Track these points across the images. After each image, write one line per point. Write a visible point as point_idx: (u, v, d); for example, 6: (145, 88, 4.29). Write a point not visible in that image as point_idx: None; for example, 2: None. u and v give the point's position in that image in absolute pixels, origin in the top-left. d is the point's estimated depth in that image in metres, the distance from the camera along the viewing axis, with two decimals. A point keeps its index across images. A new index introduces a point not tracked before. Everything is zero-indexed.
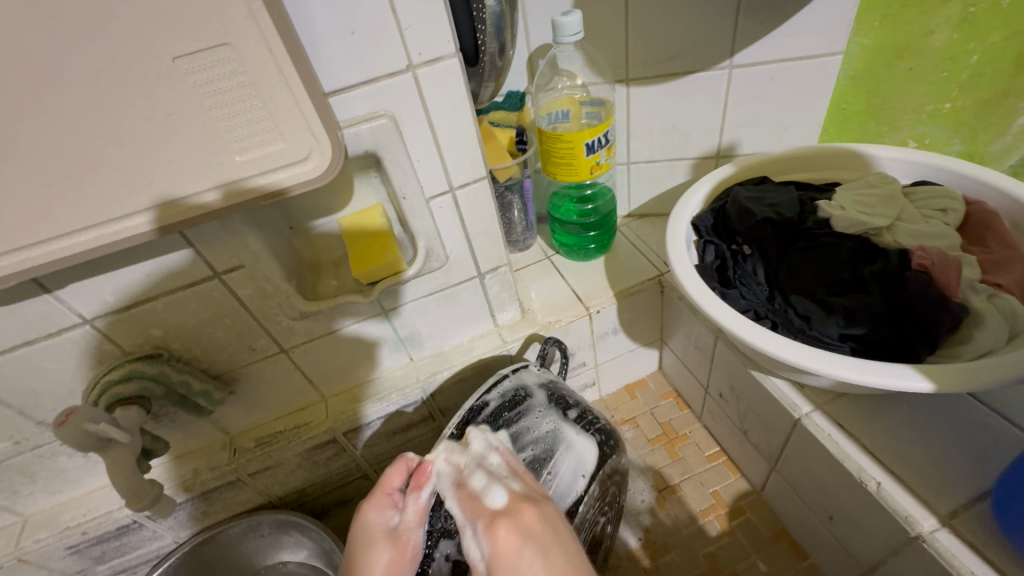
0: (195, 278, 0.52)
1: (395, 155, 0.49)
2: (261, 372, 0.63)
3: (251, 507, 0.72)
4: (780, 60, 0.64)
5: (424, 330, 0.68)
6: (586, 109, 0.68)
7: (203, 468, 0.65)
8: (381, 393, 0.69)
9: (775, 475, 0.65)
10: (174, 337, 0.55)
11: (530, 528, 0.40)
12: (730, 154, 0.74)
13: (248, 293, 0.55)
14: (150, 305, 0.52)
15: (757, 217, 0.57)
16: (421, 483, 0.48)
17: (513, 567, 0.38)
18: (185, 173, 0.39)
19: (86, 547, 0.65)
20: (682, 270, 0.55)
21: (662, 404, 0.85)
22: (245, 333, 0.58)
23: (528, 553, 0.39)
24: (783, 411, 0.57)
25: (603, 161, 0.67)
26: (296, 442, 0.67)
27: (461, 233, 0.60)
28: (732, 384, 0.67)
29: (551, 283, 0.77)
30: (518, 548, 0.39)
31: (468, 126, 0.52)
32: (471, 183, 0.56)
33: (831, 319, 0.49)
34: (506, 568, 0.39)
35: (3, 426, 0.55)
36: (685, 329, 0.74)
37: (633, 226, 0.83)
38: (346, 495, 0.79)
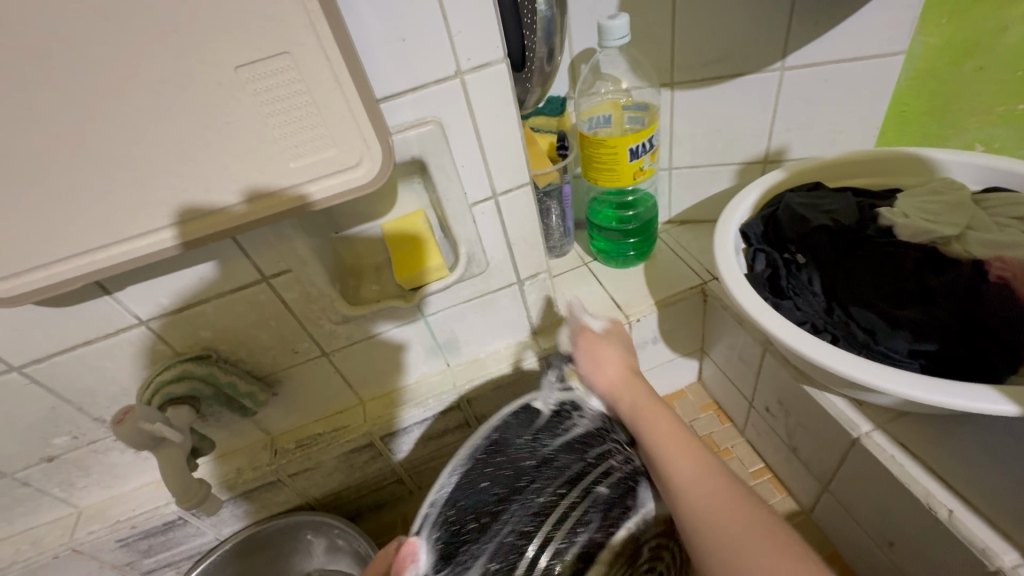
0: (244, 282, 0.53)
1: (441, 161, 0.49)
2: (303, 375, 0.64)
3: (290, 507, 0.74)
4: (835, 60, 0.61)
5: (462, 336, 0.68)
6: (628, 114, 0.66)
7: (246, 468, 0.67)
8: (418, 397, 0.69)
9: (828, 495, 0.62)
10: (222, 339, 0.57)
11: (607, 346, 0.58)
12: (778, 159, 0.71)
13: (294, 296, 0.55)
14: (202, 307, 0.53)
15: (811, 224, 0.55)
16: (403, 569, 0.47)
17: (598, 358, 0.57)
18: (240, 178, 0.40)
19: (134, 541, 0.67)
20: (733, 280, 0.53)
21: (702, 417, 0.82)
22: (289, 336, 0.59)
23: (603, 357, 0.57)
24: (840, 429, 0.54)
25: (647, 167, 0.65)
26: (334, 445, 0.67)
27: (502, 239, 0.59)
28: (781, 399, 0.64)
29: (589, 290, 0.76)
30: (599, 347, 0.58)
31: (513, 132, 0.51)
32: (514, 189, 0.55)
33: (897, 333, 0.46)
34: (604, 365, 0.56)
35: (62, 421, 0.57)
36: (729, 339, 0.71)
37: (674, 232, 0.81)
38: (380, 498, 0.79)
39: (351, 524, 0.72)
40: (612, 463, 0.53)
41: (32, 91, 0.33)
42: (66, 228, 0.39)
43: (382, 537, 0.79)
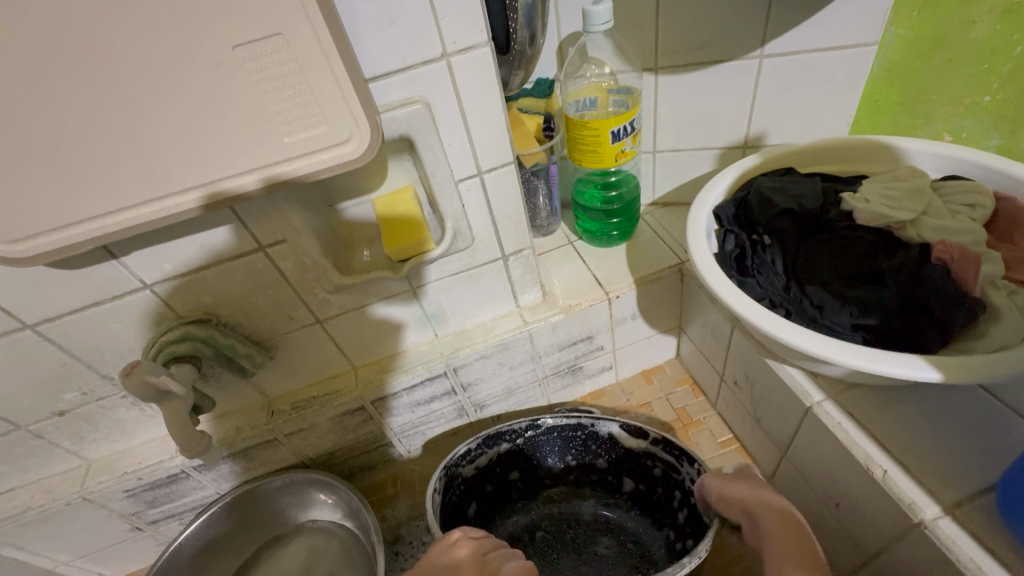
0: (242, 251, 0.56)
1: (429, 139, 0.52)
2: (298, 341, 0.67)
3: (289, 464, 0.79)
4: (812, 49, 0.64)
5: (449, 308, 0.72)
6: (614, 97, 0.69)
7: (244, 427, 0.71)
8: (407, 365, 0.73)
9: (785, 462, 0.66)
10: (222, 304, 0.60)
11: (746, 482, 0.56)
12: (757, 144, 0.74)
13: (289, 266, 0.59)
14: (202, 274, 0.57)
15: (777, 208, 0.58)
16: None
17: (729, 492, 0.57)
18: (238, 150, 0.43)
19: (140, 491, 0.71)
20: (702, 260, 0.57)
21: (677, 391, 0.87)
22: (285, 304, 0.62)
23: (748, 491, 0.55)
24: (795, 399, 0.58)
25: (629, 149, 0.68)
26: (328, 407, 0.72)
27: (488, 216, 0.63)
28: (747, 372, 0.68)
29: (573, 267, 0.79)
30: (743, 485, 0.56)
31: (496, 114, 0.54)
32: (498, 168, 0.58)
33: (843, 308, 0.50)
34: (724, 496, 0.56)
35: (73, 377, 0.61)
36: (703, 317, 0.75)
37: (657, 214, 0.84)
38: (371, 460, 0.84)
39: (341, 483, 0.77)
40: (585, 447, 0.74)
41: (47, 65, 0.36)
42: (77, 195, 0.42)
43: (373, 496, 0.84)
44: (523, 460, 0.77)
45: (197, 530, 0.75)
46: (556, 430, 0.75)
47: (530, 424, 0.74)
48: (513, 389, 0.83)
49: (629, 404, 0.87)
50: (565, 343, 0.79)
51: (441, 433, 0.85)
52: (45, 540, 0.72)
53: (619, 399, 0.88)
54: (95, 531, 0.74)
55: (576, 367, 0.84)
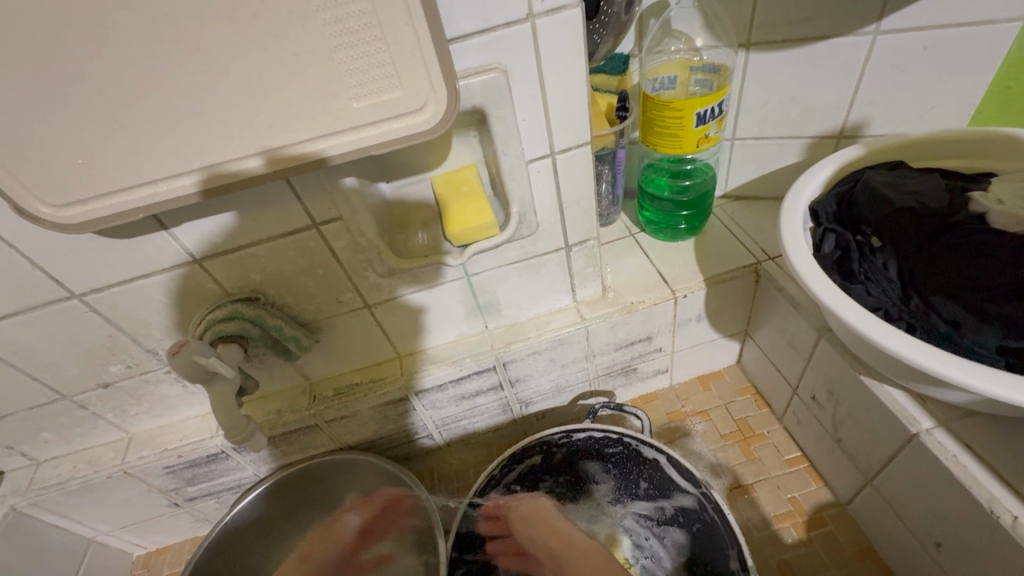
0: (295, 227, 0.53)
1: (504, 111, 0.47)
2: (345, 325, 0.64)
3: (326, 450, 0.76)
4: (939, 26, 0.56)
5: (503, 299, 0.67)
6: (697, 76, 0.63)
7: (285, 411, 0.68)
8: (455, 357, 0.69)
9: (870, 489, 0.60)
10: (271, 283, 0.57)
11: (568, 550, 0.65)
12: (855, 135, 0.66)
13: (342, 245, 0.55)
14: (253, 250, 0.53)
15: (893, 204, 0.51)
16: None
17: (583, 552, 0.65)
18: (304, 114, 0.39)
19: (180, 469, 0.70)
20: (798, 258, 0.51)
21: (738, 400, 0.80)
22: (335, 285, 0.59)
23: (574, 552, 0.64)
24: (896, 423, 0.51)
25: (712, 134, 0.61)
26: (371, 396, 0.69)
27: (556, 201, 0.57)
28: (831, 388, 0.61)
29: (635, 261, 0.74)
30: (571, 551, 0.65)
31: (579, 87, 0.48)
32: (573, 148, 0.53)
33: (986, 327, 0.43)
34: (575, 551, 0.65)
35: (118, 350, 0.59)
36: (778, 322, 0.69)
37: (729, 207, 0.77)
38: (409, 452, 0.81)
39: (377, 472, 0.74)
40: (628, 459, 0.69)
41: (106, 9, 0.32)
42: (132, 158, 0.38)
43: None
44: (561, 466, 0.72)
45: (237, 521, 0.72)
46: (593, 439, 0.69)
47: (565, 433, 0.69)
48: (562, 388, 0.78)
49: (684, 410, 0.81)
50: (622, 343, 0.73)
51: (483, 428, 0.81)
52: (87, 510, 0.71)
53: (672, 404, 0.82)
54: (134, 504, 0.73)
55: (630, 368, 0.78)
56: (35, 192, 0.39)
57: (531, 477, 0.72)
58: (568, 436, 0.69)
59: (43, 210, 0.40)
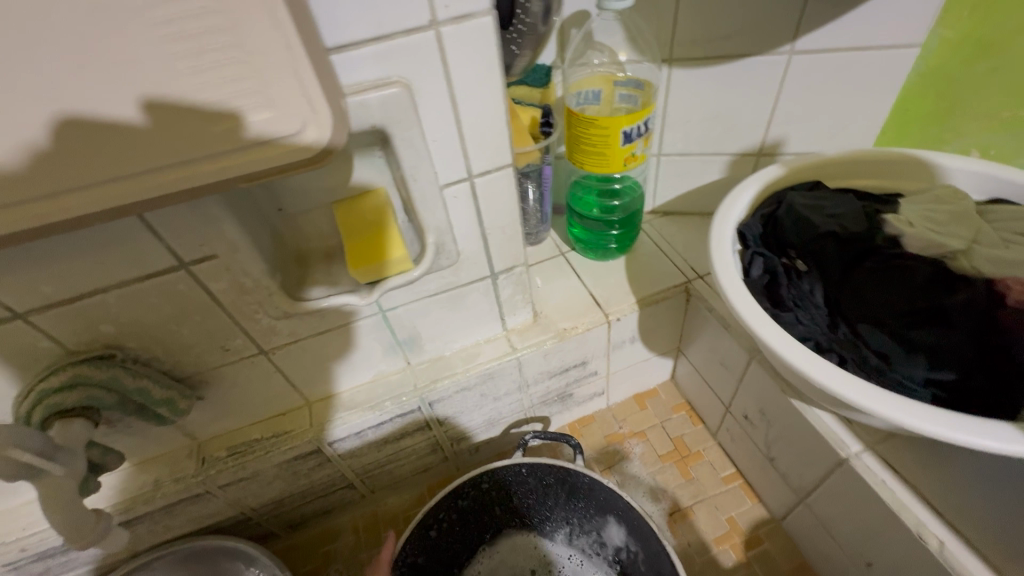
0: (156, 269, 0.43)
1: (409, 131, 0.40)
2: (236, 375, 0.54)
3: (220, 520, 0.64)
4: (847, 49, 0.56)
5: (426, 333, 0.61)
6: (620, 91, 0.60)
7: (166, 480, 0.57)
8: (373, 401, 0.61)
9: (803, 508, 0.60)
10: (131, 336, 0.46)
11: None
12: (774, 153, 0.67)
13: (222, 287, 0.46)
14: (100, 297, 0.43)
15: (818, 230, 0.50)
16: None
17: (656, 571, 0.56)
18: (136, 139, 0.29)
19: (25, 565, 0.56)
20: (730, 286, 0.49)
21: (674, 418, 0.79)
22: (217, 332, 0.49)
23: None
24: (827, 448, 0.51)
25: (639, 153, 0.59)
26: (275, 452, 0.59)
27: (477, 227, 0.52)
28: (762, 409, 0.61)
29: (566, 283, 0.70)
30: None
31: (495, 104, 0.43)
32: (493, 171, 0.48)
33: (913, 358, 0.42)
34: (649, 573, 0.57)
35: None
36: (709, 341, 0.68)
37: (657, 223, 0.76)
38: (327, 505, 0.72)
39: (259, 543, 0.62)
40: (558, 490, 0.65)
41: None
42: None
43: (329, 546, 0.72)
44: (488, 503, 0.67)
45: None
46: (523, 474, 0.64)
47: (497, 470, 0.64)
48: (495, 420, 0.72)
49: (622, 432, 0.79)
50: (557, 370, 0.69)
51: (411, 471, 0.73)
52: None
53: (610, 426, 0.80)
54: None
55: (566, 394, 0.75)
56: None
57: (459, 520, 0.65)
58: (498, 472, 0.64)
59: None
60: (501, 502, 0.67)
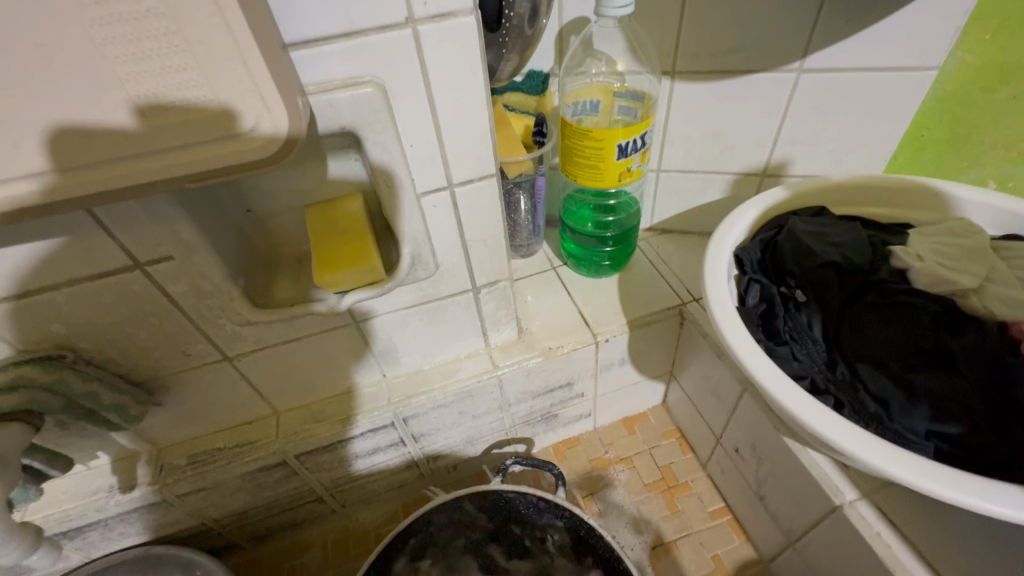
0: (108, 268, 0.40)
1: (382, 135, 0.38)
2: (198, 381, 0.52)
3: (178, 530, 0.61)
4: (859, 68, 0.53)
5: (403, 346, 0.58)
6: (620, 102, 0.57)
7: (121, 487, 0.54)
8: (344, 414, 0.58)
9: (793, 553, 0.57)
10: (83, 336, 0.44)
11: None
12: (778, 174, 0.64)
13: (181, 290, 0.43)
14: (48, 295, 0.40)
15: (819, 258, 0.47)
16: None
17: None
18: (65, 130, 0.27)
19: None
20: (723, 316, 0.45)
21: (663, 445, 0.76)
22: (177, 336, 0.47)
23: None
24: (820, 492, 0.48)
25: (635, 168, 0.56)
26: (237, 463, 0.56)
27: (458, 238, 0.49)
28: (754, 444, 0.58)
29: (554, 300, 0.67)
30: None
31: (478, 110, 0.40)
32: (475, 181, 0.45)
33: (915, 409, 0.39)
34: None
35: None
36: (702, 368, 0.64)
37: (654, 241, 0.73)
38: (294, 519, 0.68)
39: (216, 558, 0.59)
40: (534, 519, 0.62)
41: None
42: None
43: (294, 561, 0.69)
44: (460, 527, 0.64)
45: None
46: (499, 498, 0.62)
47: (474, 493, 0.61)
48: (475, 439, 0.69)
49: (607, 457, 0.75)
50: (540, 390, 0.66)
51: (384, 487, 0.70)
52: None
53: (596, 450, 0.76)
54: None
55: (551, 414, 0.72)
56: None
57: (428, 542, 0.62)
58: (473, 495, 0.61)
59: None
60: (474, 527, 0.64)
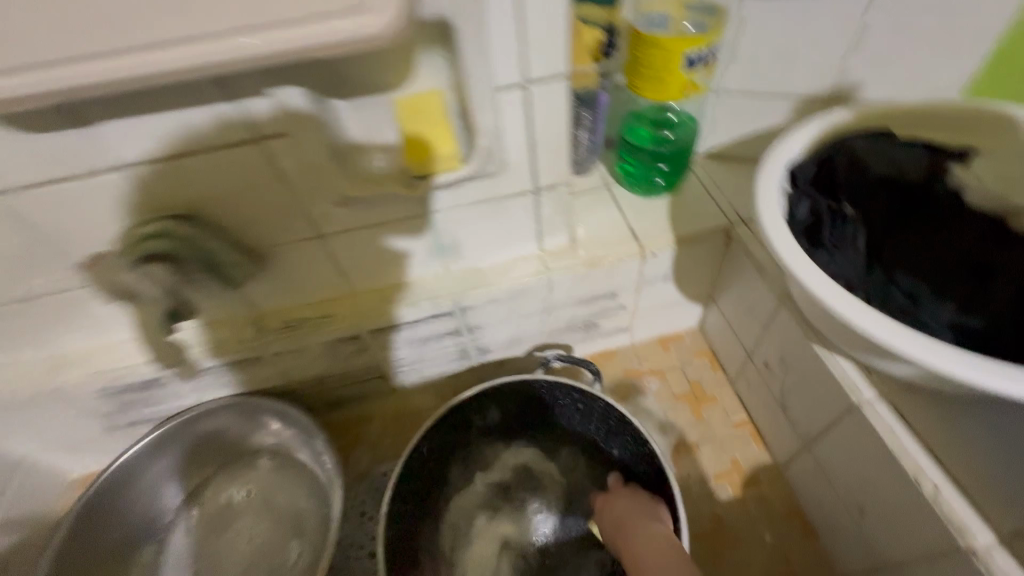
0: (235, 139, 0.48)
1: (472, 25, 0.42)
2: (293, 255, 0.60)
3: (269, 387, 0.72)
4: None
5: (466, 242, 0.64)
6: (692, 16, 0.59)
7: (230, 340, 0.66)
8: (412, 298, 0.66)
9: (807, 455, 0.62)
10: (209, 201, 0.52)
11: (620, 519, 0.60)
12: (845, 99, 0.64)
13: (289, 166, 0.51)
14: (187, 160, 0.48)
15: (873, 176, 0.50)
16: None
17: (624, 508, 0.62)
18: None
19: (114, 393, 0.67)
20: (770, 222, 0.49)
21: (695, 362, 0.81)
22: (281, 210, 0.55)
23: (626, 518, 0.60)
24: (840, 392, 0.52)
25: (699, 82, 0.58)
26: (321, 330, 0.66)
27: (526, 137, 0.53)
28: (783, 356, 0.62)
29: (605, 215, 0.71)
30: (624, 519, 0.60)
31: (558, 7, 0.44)
32: (548, 79, 0.49)
33: (943, 302, 0.43)
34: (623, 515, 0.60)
35: (38, 261, 0.55)
36: (742, 288, 0.68)
37: (710, 167, 0.73)
38: (362, 392, 0.79)
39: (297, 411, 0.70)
40: (571, 408, 0.70)
41: None
42: None
43: (360, 428, 0.80)
44: (503, 411, 0.72)
45: (163, 453, 0.69)
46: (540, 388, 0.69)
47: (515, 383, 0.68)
48: (521, 338, 0.77)
49: (640, 369, 0.81)
50: (585, 297, 0.72)
51: (438, 374, 0.80)
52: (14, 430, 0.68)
53: (630, 362, 0.82)
54: (68, 426, 0.70)
55: (592, 323, 0.78)
56: None
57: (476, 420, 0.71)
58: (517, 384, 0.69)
59: None
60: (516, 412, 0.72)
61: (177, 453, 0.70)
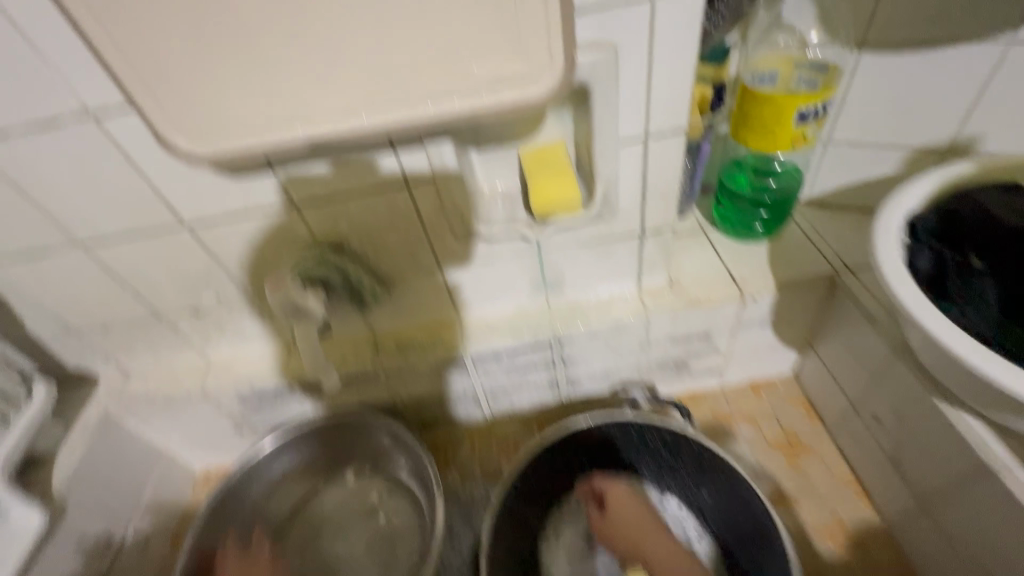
0: (388, 182, 0.55)
1: (608, 88, 0.47)
2: (415, 282, 0.67)
3: (376, 402, 0.79)
4: None
5: (570, 277, 0.68)
6: (801, 73, 0.61)
7: (350, 357, 0.72)
8: (515, 328, 0.71)
9: (926, 517, 0.59)
10: (356, 234, 0.60)
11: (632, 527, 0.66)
12: (963, 151, 0.63)
13: (428, 206, 0.58)
14: (347, 199, 0.57)
15: (1002, 226, 0.49)
16: None
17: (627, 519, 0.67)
18: (426, 72, 0.40)
19: (249, 398, 0.75)
20: (895, 274, 0.49)
21: (790, 410, 0.79)
22: (413, 243, 0.62)
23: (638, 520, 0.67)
24: (969, 451, 0.50)
25: (810, 135, 0.60)
26: (430, 353, 0.71)
27: (640, 183, 0.57)
28: (897, 409, 0.60)
29: (704, 257, 0.72)
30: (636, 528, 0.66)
31: (686, 73, 0.48)
32: (668, 134, 0.53)
33: None
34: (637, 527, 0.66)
35: (213, 278, 0.64)
36: (847, 337, 0.67)
37: (812, 214, 0.74)
38: (454, 415, 0.83)
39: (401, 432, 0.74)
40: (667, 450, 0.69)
41: None
42: (262, 100, 0.41)
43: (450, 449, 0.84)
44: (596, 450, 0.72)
45: (280, 462, 0.77)
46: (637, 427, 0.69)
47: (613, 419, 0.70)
48: (612, 373, 0.79)
49: (731, 413, 0.80)
50: (680, 336, 0.73)
51: (527, 402, 0.83)
52: (164, 423, 0.78)
53: (720, 404, 0.81)
54: (205, 424, 0.79)
55: (683, 362, 0.78)
56: (174, 120, 0.42)
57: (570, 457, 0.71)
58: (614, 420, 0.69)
59: (178, 141, 0.42)
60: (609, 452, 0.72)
61: (297, 454, 0.78)
